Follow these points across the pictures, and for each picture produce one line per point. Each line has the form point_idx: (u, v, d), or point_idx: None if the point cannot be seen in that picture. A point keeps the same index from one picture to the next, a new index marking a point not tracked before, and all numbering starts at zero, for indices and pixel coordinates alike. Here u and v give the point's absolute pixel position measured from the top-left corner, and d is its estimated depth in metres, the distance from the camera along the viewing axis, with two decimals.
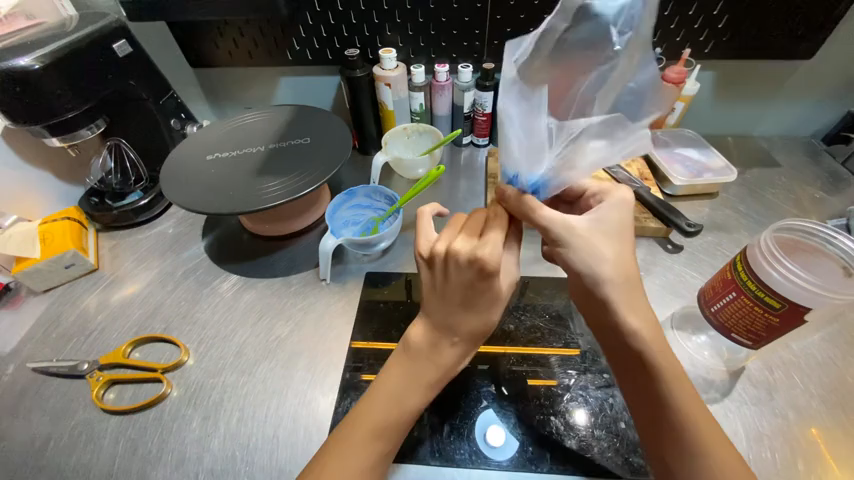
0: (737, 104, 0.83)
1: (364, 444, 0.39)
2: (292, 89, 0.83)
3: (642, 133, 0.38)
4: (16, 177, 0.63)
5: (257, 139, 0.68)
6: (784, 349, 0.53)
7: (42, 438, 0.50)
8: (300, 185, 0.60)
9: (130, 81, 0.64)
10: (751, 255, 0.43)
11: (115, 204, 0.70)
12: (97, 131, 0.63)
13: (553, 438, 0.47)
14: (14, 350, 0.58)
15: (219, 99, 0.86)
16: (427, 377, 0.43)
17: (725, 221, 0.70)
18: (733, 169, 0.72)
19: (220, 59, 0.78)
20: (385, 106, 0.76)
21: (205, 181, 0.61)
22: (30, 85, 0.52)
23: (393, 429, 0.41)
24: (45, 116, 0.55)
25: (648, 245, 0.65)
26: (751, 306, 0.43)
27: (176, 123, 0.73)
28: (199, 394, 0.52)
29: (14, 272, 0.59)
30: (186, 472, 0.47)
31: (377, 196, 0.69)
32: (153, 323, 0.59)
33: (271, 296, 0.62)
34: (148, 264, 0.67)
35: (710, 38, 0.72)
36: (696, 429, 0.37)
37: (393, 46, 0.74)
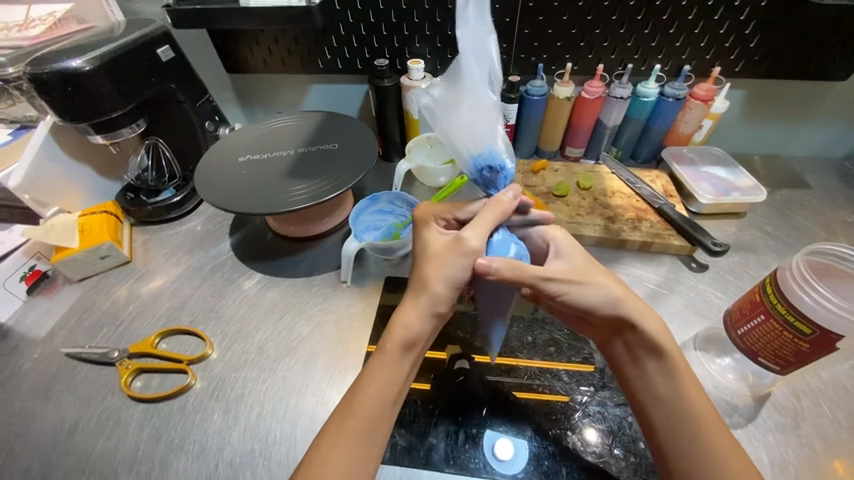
0: (767, 123, 0.82)
1: (337, 436, 0.38)
2: (320, 96, 0.86)
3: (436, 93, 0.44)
4: (62, 171, 0.67)
5: (286, 143, 0.70)
6: (812, 376, 0.51)
7: (72, 421, 0.52)
8: (326, 189, 0.61)
9: (171, 84, 0.67)
10: (781, 278, 0.42)
11: (150, 201, 0.73)
12: (137, 131, 0.65)
13: (569, 453, 0.47)
14: (50, 335, 0.61)
15: (250, 103, 0.89)
16: (386, 342, 0.42)
17: (752, 241, 0.68)
18: (762, 189, 0.71)
19: (254, 66, 0.81)
20: (410, 115, 0.77)
21: (237, 182, 0.63)
22: (80, 84, 0.55)
23: (361, 406, 0.39)
24: (91, 114, 0.58)
25: (671, 262, 0.64)
26: (780, 330, 0.42)
27: (210, 125, 0.75)
28: (221, 387, 0.54)
29: (54, 261, 0.62)
30: (207, 462, 0.48)
31: (400, 203, 0.71)
32: (180, 315, 0.62)
33: (293, 295, 0.64)
34: (178, 259, 0.70)
35: (741, 56, 0.71)
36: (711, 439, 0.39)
37: (421, 57, 0.76)
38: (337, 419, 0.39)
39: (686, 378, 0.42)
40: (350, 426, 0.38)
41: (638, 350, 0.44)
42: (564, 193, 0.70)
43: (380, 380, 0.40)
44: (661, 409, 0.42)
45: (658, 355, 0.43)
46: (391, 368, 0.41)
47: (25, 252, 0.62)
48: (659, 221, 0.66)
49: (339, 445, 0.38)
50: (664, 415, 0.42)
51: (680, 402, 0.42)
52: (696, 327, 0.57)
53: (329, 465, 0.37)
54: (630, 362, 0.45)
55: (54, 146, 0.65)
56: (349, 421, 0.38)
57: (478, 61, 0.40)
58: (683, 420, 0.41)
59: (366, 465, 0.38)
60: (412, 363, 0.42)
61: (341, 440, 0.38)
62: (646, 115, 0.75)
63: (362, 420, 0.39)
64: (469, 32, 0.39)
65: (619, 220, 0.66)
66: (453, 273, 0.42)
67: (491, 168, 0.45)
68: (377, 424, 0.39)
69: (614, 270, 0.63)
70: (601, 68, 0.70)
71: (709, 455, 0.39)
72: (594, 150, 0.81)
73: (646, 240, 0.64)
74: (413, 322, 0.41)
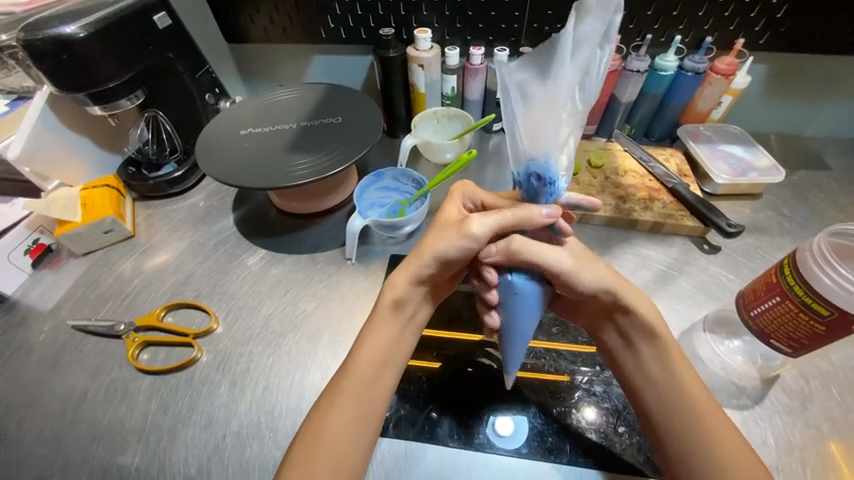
0: (788, 101, 0.78)
1: (340, 399, 0.41)
2: (323, 68, 0.83)
3: (518, 74, 0.39)
4: (62, 143, 0.66)
5: (289, 117, 0.68)
6: (822, 359, 0.50)
7: (81, 391, 0.53)
8: (330, 164, 0.60)
9: (169, 53, 0.65)
10: (800, 259, 0.41)
11: (151, 175, 0.72)
12: (136, 102, 0.63)
13: (573, 431, 0.47)
14: (56, 308, 0.61)
15: (252, 75, 0.86)
16: (382, 309, 0.44)
17: (767, 223, 0.66)
18: (780, 169, 0.68)
19: (255, 36, 0.78)
20: (417, 88, 0.75)
21: (239, 155, 0.62)
22: (75, 52, 0.53)
23: (359, 368, 0.42)
24: (88, 84, 0.56)
25: (682, 244, 0.62)
26: (796, 312, 0.41)
27: (211, 98, 0.73)
28: (227, 361, 0.54)
29: (57, 234, 0.61)
30: (214, 433, 0.49)
31: (406, 180, 0.68)
32: (185, 290, 0.62)
33: (297, 272, 0.63)
34: (181, 234, 0.69)
35: (767, 28, 0.67)
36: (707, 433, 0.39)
37: (429, 26, 0.72)
38: (333, 385, 0.42)
39: (680, 366, 0.42)
40: (347, 390, 0.41)
41: (632, 334, 0.44)
42: (575, 171, 0.68)
43: (372, 343, 0.43)
44: (654, 393, 0.42)
45: (653, 342, 0.43)
46: (390, 330, 0.44)
47: (29, 225, 0.61)
48: (672, 201, 0.64)
49: (340, 409, 0.40)
50: (658, 398, 0.42)
51: (677, 388, 0.41)
52: (707, 309, 0.56)
53: (334, 426, 0.39)
54: (625, 348, 0.46)
55: (52, 116, 0.63)
56: (349, 383, 0.41)
57: (573, 55, 0.36)
58: (685, 407, 0.40)
59: (369, 422, 0.41)
60: (402, 325, 0.45)
61: (338, 404, 0.40)
62: (663, 90, 0.71)
63: (358, 384, 0.41)
64: (576, 22, 0.35)
65: (630, 200, 0.65)
66: (448, 253, 0.43)
67: (540, 178, 0.42)
68: (374, 386, 0.42)
69: (623, 250, 0.62)
70: (618, 38, 0.67)
71: (711, 449, 0.38)
72: (606, 127, 0.77)
73: (658, 220, 0.62)
74: (405, 287, 0.44)
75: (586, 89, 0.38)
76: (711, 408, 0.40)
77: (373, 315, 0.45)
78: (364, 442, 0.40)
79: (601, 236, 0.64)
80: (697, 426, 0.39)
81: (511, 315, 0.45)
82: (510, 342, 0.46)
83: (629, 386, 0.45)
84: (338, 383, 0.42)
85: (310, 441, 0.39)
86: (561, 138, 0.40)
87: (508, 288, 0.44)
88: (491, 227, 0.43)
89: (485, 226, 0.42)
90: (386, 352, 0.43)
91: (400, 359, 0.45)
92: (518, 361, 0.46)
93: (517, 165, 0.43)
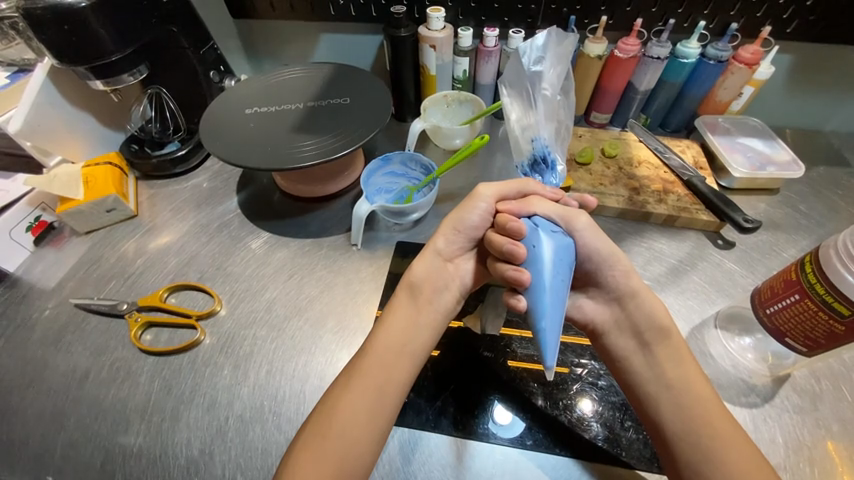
0: (812, 94, 0.75)
1: (358, 378, 0.43)
2: (331, 47, 0.81)
3: (522, 91, 0.61)
4: (64, 118, 0.64)
5: (295, 97, 0.66)
6: (835, 359, 0.49)
7: (83, 370, 0.53)
8: (336, 147, 0.58)
9: (173, 27, 0.62)
10: (823, 256, 0.40)
11: (154, 153, 0.71)
12: (139, 77, 0.62)
13: (578, 424, 0.46)
14: (58, 286, 0.60)
15: (258, 53, 0.84)
16: (403, 292, 0.49)
17: (783, 220, 0.65)
18: (800, 164, 0.67)
19: (261, 12, 0.75)
20: (427, 70, 0.72)
21: (243, 135, 0.60)
22: (76, 23, 0.51)
23: (378, 346, 0.45)
24: (90, 56, 0.54)
25: (695, 239, 0.61)
26: (815, 311, 0.40)
27: (215, 75, 0.71)
28: (231, 343, 0.54)
29: (59, 212, 0.60)
30: (217, 415, 0.49)
31: (413, 165, 0.67)
32: (187, 272, 0.61)
33: (302, 256, 0.62)
34: (184, 215, 0.68)
35: (795, 16, 0.64)
36: (719, 436, 0.39)
37: (442, 5, 0.70)
38: (352, 366, 0.44)
39: (688, 366, 0.44)
40: (365, 370, 0.43)
41: (645, 335, 0.45)
42: (588, 160, 0.66)
43: (391, 325, 0.46)
44: (669, 397, 0.42)
45: (666, 341, 0.45)
46: (409, 314, 0.47)
47: (30, 201, 0.59)
48: (687, 194, 0.62)
49: (357, 386, 0.42)
50: (677, 409, 0.41)
51: (683, 389, 0.42)
52: (719, 305, 0.55)
53: (353, 402, 0.41)
54: (637, 353, 0.45)
55: (53, 91, 0.62)
56: (369, 361, 0.44)
57: (556, 86, 0.60)
58: (691, 410, 0.41)
59: (386, 403, 0.42)
60: (418, 309, 0.48)
61: (356, 384, 0.42)
62: (682, 79, 0.69)
63: (376, 365, 0.44)
64: (556, 65, 0.59)
65: (644, 191, 0.63)
66: (461, 222, 0.50)
67: (544, 161, 0.60)
68: (391, 369, 0.44)
69: (635, 243, 0.61)
70: (640, 22, 0.64)
71: (723, 453, 0.38)
72: (620, 118, 0.76)
73: (672, 213, 0.60)
74: (422, 274, 0.49)
75: (564, 104, 0.62)
76: (719, 410, 0.41)
77: (394, 299, 0.49)
78: (383, 420, 0.42)
79: (613, 229, 0.62)
80: (708, 427, 0.40)
81: (542, 263, 0.43)
82: (543, 294, 0.42)
83: (639, 396, 0.44)
84: (357, 364, 0.44)
85: (327, 415, 0.41)
86: (553, 137, 0.61)
87: (535, 235, 0.45)
88: (501, 189, 0.50)
89: (495, 187, 0.50)
90: (403, 336, 0.46)
91: (418, 346, 0.46)
92: (555, 350, 0.41)
93: (519, 157, 0.61)
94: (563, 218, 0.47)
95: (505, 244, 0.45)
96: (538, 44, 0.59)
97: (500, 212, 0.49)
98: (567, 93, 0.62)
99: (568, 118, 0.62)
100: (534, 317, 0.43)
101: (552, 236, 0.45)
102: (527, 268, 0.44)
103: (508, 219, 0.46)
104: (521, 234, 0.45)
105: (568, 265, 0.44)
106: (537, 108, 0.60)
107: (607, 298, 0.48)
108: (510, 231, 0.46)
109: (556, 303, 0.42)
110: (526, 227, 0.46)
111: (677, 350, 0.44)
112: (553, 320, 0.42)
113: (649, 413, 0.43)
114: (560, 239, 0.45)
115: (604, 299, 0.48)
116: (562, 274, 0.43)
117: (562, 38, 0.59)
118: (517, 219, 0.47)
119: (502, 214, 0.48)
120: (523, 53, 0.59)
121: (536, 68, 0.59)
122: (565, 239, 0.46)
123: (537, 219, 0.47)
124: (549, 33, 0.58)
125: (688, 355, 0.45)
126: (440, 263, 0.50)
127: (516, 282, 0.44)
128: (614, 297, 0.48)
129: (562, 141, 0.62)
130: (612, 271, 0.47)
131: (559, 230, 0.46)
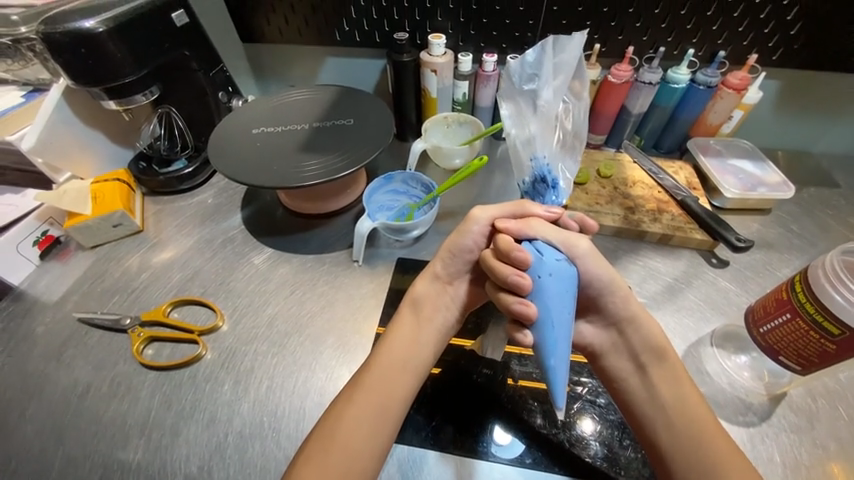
0: (800, 118, 0.78)
1: (360, 391, 0.43)
2: (336, 70, 0.84)
3: (520, 106, 0.59)
4: (76, 136, 0.66)
5: (301, 117, 0.69)
6: (830, 378, 0.50)
7: (84, 384, 0.53)
8: (338, 166, 0.60)
9: (185, 51, 0.65)
10: (812, 276, 0.41)
11: (162, 171, 0.73)
12: (151, 98, 0.64)
13: (577, 443, 0.46)
14: (62, 300, 0.61)
15: (265, 75, 0.87)
16: (404, 309, 0.51)
17: (776, 239, 0.66)
18: (790, 185, 0.69)
19: (270, 36, 0.78)
20: (428, 93, 0.75)
21: (250, 154, 0.62)
22: (95, 47, 0.53)
23: (380, 360, 0.46)
24: (105, 78, 0.56)
25: (690, 257, 0.62)
26: (806, 330, 0.41)
27: (224, 96, 0.74)
28: (232, 359, 0.54)
29: (67, 227, 0.62)
30: (217, 431, 0.49)
31: (414, 183, 0.68)
32: (190, 287, 0.62)
33: (304, 272, 0.63)
34: (188, 231, 0.69)
35: (780, 45, 0.67)
36: (719, 461, 0.39)
37: (443, 32, 0.73)
38: (354, 381, 0.45)
39: (686, 389, 0.44)
40: (368, 384, 0.44)
41: (643, 355, 0.46)
42: (584, 181, 0.69)
43: (393, 339, 0.47)
44: (667, 418, 0.42)
45: (663, 363, 0.45)
46: (411, 329, 0.48)
47: (38, 216, 0.61)
48: (681, 214, 0.64)
49: (358, 400, 0.43)
50: (667, 427, 0.42)
51: (678, 406, 0.43)
52: (714, 323, 0.56)
53: (354, 416, 0.42)
54: (635, 372, 0.46)
55: (66, 110, 0.64)
56: (370, 375, 0.44)
57: (555, 99, 0.56)
58: (689, 431, 0.41)
59: (388, 415, 0.42)
60: (419, 324, 0.49)
61: (357, 398, 0.43)
62: (674, 103, 0.72)
63: (378, 379, 0.44)
64: (554, 77, 0.56)
65: (639, 211, 0.65)
66: (461, 241, 0.51)
67: (545, 179, 0.56)
68: (392, 382, 0.44)
69: (631, 261, 0.62)
70: (631, 50, 0.67)
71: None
72: (616, 138, 0.78)
73: (666, 232, 0.62)
74: (423, 291, 0.51)
75: (570, 117, 0.57)
76: (717, 433, 0.41)
77: (396, 315, 0.51)
78: (383, 434, 0.42)
79: (609, 247, 0.64)
80: (708, 453, 0.40)
81: (549, 297, 0.43)
82: (551, 330, 0.42)
83: (635, 415, 0.44)
84: (360, 378, 0.45)
85: (329, 430, 0.41)
86: (555, 152, 0.57)
87: (540, 265, 0.44)
88: (501, 211, 0.51)
89: (494, 209, 0.51)
90: (404, 350, 0.47)
91: (419, 361, 0.46)
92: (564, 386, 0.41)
93: (520, 175, 0.59)
94: (565, 242, 0.47)
95: (510, 275, 0.44)
96: (530, 61, 0.58)
97: (500, 233, 0.48)
98: (576, 98, 0.58)
99: (578, 126, 0.58)
100: (542, 353, 0.42)
101: (557, 266, 0.44)
102: (534, 301, 0.43)
103: (511, 246, 0.45)
104: (526, 264, 0.44)
105: (573, 295, 0.44)
106: (535, 122, 0.57)
107: (606, 321, 0.49)
108: (514, 261, 0.44)
109: (564, 338, 0.42)
110: (531, 257, 0.44)
111: (675, 371, 0.45)
112: (562, 357, 0.41)
113: (648, 434, 0.43)
114: (565, 268, 0.44)
115: (603, 324, 0.49)
116: (568, 306, 0.43)
117: (562, 47, 0.56)
118: (519, 243, 0.46)
119: (502, 238, 0.47)
120: (514, 72, 0.59)
121: (528, 86, 0.58)
122: (571, 267, 0.45)
123: (539, 244, 0.46)
124: (542, 48, 0.57)
125: (685, 377, 0.45)
126: (440, 283, 0.52)
127: (523, 317, 0.43)
128: (612, 317, 0.48)
129: (570, 153, 0.57)
130: (613, 297, 0.48)
131: (564, 257, 0.45)
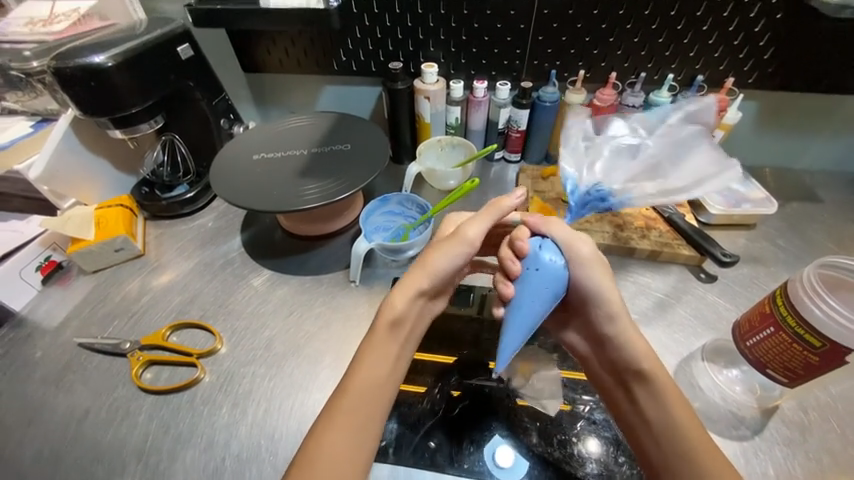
0: (780, 136, 0.81)
1: (339, 418, 0.42)
2: (334, 97, 0.87)
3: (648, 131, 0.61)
4: (82, 164, 0.68)
5: (299, 143, 0.71)
6: (821, 390, 0.51)
7: (83, 409, 0.53)
8: (336, 191, 0.62)
9: (189, 81, 0.68)
10: (791, 290, 0.42)
11: (164, 195, 0.74)
12: (155, 127, 0.67)
13: (572, 461, 0.47)
14: (62, 325, 0.62)
15: (266, 101, 0.90)
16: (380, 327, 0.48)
17: (762, 254, 0.68)
18: (773, 201, 0.71)
19: (270, 66, 0.82)
20: (422, 118, 0.78)
21: (252, 179, 0.64)
22: (102, 80, 0.56)
23: (358, 385, 0.44)
24: (112, 109, 0.59)
25: (679, 272, 0.64)
26: (789, 343, 0.42)
27: (226, 123, 0.77)
28: (231, 381, 0.55)
29: (70, 252, 0.63)
30: (214, 455, 0.49)
31: (410, 204, 0.71)
32: (190, 310, 0.63)
33: (302, 293, 0.64)
34: (188, 254, 0.71)
35: (755, 68, 0.71)
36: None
37: (435, 61, 0.77)
38: (331, 407, 0.43)
39: (674, 406, 0.43)
40: (347, 411, 0.43)
41: (625, 370, 0.46)
42: None
43: (370, 360, 0.46)
44: (651, 437, 0.42)
45: (644, 380, 0.44)
46: (387, 348, 0.47)
47: (42, 242, 0.62)
48: (668, 230, 0.66)
49: (338, 426, 0.42)
50: (654, 441, 0.42)
51: (663, 427, 0.42)
52: (705, 338, 0.57)
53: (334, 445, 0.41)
54: (619, 387, 0.47)
55: (73, 139, 0.66)
56: (350, 401, 0.43)
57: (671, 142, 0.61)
58: (673, 451, 0.41)
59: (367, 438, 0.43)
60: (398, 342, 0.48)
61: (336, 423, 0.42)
62: None
63: (357, 403, 0.43)
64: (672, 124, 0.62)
65: (628, 228, 0.66)
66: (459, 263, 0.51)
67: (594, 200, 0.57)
68: (372, 407, 0.44)
69: (622, 277, 0.64)
70: (613, 76, 0.71)
71: None
72: None
73: (655, 249, 0.64)
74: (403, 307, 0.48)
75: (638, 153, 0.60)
76: (706, 453, 0.40)
77: (370, 333, 0.48)
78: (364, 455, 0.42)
79: None
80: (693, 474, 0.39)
81: (529, 285, 0.45)
82: (517, 311, 0.45)
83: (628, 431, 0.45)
84: (336, 403, 0.43)
85: (310, 455, 0.40)
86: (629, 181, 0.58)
87: (536, 257, 0.46)
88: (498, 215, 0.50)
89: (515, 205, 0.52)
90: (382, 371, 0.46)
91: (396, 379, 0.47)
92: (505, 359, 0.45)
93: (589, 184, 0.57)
94: (566, 244, 0.47)
95: (506, 258, 0.48)
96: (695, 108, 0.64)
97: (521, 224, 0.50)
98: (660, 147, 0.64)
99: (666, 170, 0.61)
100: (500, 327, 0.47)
101: (548, 262, 0.46)
102: (516, 285, 0.47)
103: (519, 235, 0.48)
104: (522, 253, 0.47)
105: (553, 293, 0.46)
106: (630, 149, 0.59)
107: None
108: (515, 247, 0.47)
109: (525, 322, 0.45)
110: (530, 247, 0.47)
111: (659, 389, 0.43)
112: (515, 335, 0.45)
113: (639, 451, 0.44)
114: (554, 267, 0.46)
115: None
116: (541, 300, 0.45)
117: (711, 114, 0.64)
118: (531, 235, 0.48)
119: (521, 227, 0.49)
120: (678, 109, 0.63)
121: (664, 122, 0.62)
122: (561, 269, 0.46)
123: (545, 240, 0.47)
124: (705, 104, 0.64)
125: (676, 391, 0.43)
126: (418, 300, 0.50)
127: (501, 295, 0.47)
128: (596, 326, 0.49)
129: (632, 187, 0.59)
130: None
131: (559, 258, 0.46)
